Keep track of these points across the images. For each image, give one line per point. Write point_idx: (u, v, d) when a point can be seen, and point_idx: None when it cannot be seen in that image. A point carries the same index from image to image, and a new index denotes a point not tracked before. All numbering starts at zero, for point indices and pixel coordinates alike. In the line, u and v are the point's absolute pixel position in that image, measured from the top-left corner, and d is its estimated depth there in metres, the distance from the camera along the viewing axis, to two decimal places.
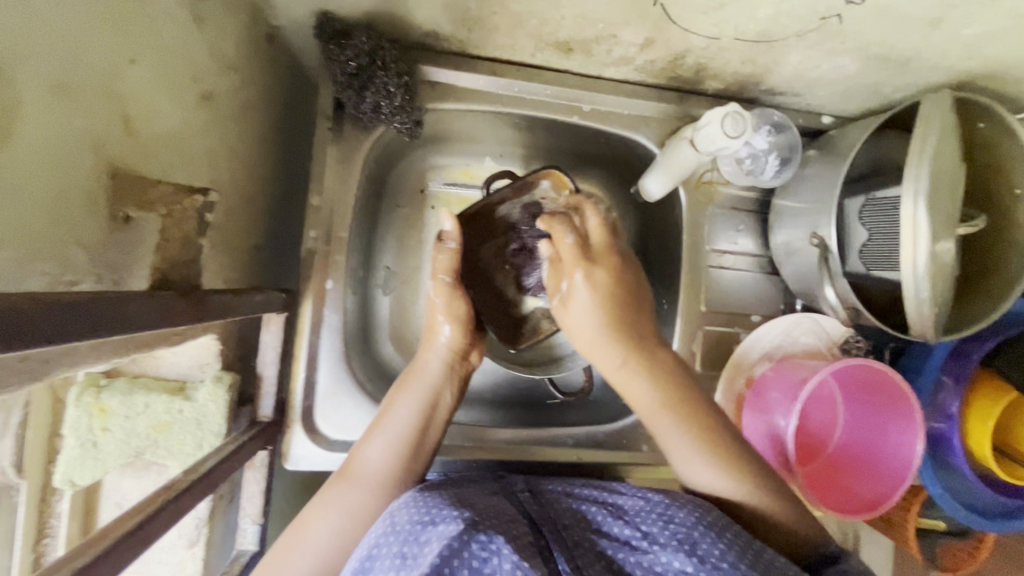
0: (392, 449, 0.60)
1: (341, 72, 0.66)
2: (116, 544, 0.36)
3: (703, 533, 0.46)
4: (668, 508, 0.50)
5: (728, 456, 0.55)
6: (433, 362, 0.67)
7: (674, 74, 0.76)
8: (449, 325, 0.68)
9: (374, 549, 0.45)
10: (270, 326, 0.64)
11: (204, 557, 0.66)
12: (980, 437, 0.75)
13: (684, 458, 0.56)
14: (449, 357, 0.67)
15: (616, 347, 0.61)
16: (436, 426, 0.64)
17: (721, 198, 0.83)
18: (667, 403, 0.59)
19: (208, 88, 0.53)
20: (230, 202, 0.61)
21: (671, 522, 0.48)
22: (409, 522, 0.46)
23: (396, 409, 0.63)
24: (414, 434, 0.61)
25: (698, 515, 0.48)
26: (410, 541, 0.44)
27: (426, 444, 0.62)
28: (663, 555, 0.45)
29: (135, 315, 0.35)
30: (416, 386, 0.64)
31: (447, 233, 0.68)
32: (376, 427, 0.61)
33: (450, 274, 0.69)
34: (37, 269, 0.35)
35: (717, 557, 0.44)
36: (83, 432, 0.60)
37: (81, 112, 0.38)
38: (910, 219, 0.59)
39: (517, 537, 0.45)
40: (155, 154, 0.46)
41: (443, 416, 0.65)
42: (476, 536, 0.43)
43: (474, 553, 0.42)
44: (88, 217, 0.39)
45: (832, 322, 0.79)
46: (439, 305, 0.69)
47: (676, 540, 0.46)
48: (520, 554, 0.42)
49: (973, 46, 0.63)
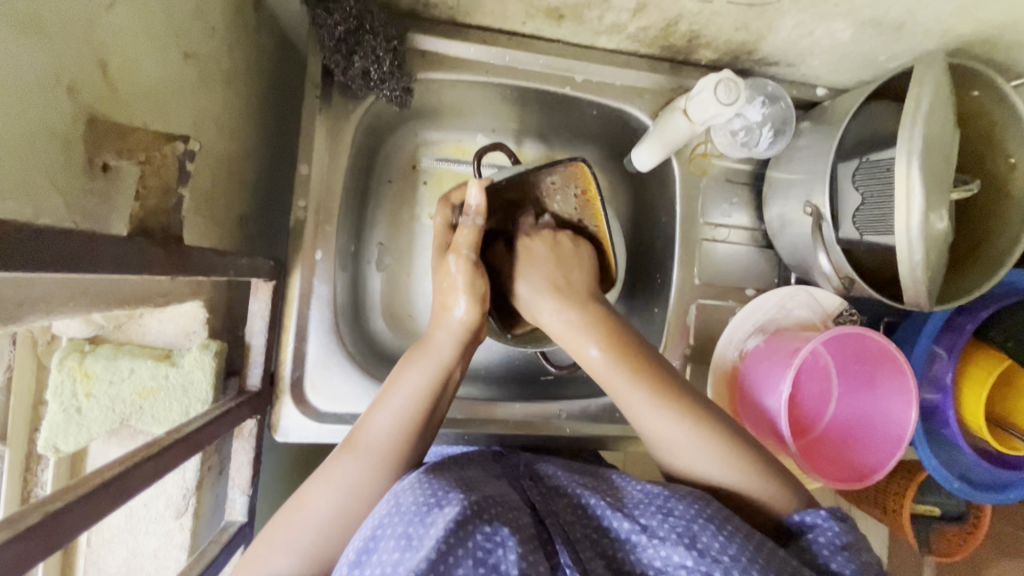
0: (402, 427, 0.56)
1: (328, 37, 0.65)
2: (94, 491, 0.36)
3: (704, 526, 0.46)
4: (668, 500, 0.49)
5: (704, 424, 0.56)
6: (446, 340, 0.62)
7: (666, 43, 0.75)
8: (465, 300, 0.63)
9: (377, 529, 0.44)
10: (258, 295, 0.63)
11: (192, 528, 0.66)
12: (975, 409, 0.75)
13: (652, 420, 0.56)
14: (462, 334, 0.62)
15: (552, 298, 0.63)
16: (443, 405, 0.61)
17: (715, 171, 0.82)
18: (620, 364, 0.58)
19: (190, 45, 0.52)
20: (214, 166, 0.60)
21: (670, 515, 0.47)
22: (415, 504, 0.45)
23: (402, 389, 0.58)
24: (425, 411, 0.58)
25: (697, 508, 0.47)
26: (415, 522, 0.43)
27: (432, 420, 0.59)
28: (663, 549, 0.45)
29: (106, 255, 0.33)
30: (423, 361, 0.60)
31: (475, 208, 0.63)
32: (383, 398, 0.58)
33: (475, 250, 0.64)
34: (11, 209, 0.35)
35: (718, 551, 0.44)
36: (67, 397, 0.59)
37: (54, 52, 0.37)
38: (904, 177, 0.58)
39: (522, 527, 0.45)
40: (135, 107, 0.45)
41: (449, 395, 0.62)
42: (481, 526, 0.43)
43: (480, 543, 0.42)
44: (63, 162, 0.38)
45: (826, 293, 0.77)
46: (458, 282, 0.63)
47: (676, 534, 0.45)
48: (524, 547, 0.43)
49: (966, 9, 0.63)
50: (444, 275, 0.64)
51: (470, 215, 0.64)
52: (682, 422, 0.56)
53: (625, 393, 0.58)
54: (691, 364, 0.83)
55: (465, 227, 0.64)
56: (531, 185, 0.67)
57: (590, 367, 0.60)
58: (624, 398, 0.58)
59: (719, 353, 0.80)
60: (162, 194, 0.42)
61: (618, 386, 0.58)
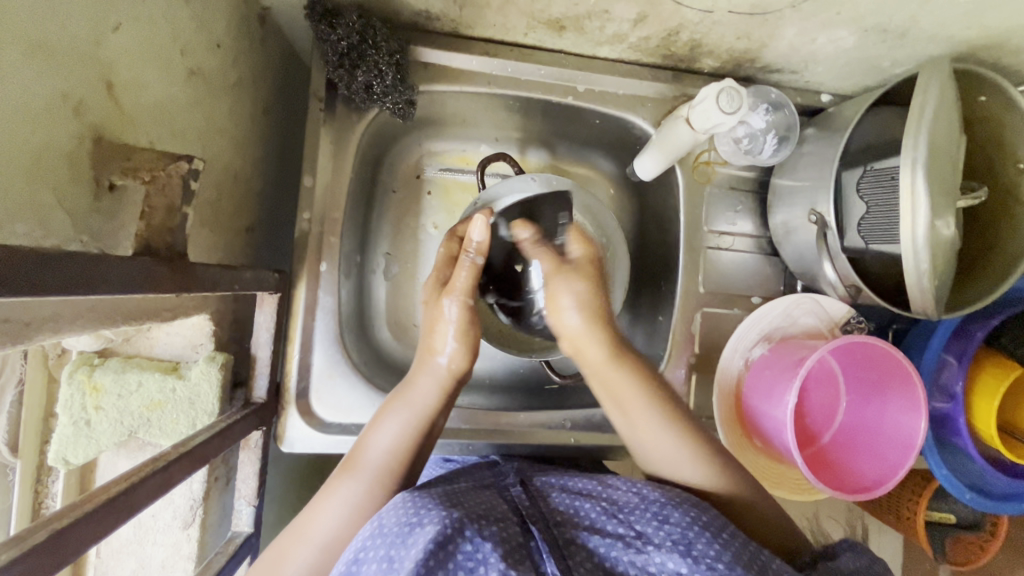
0: (385, 471, 0.57)
1: (331, 51, 0.65)
2: (101, 507, 0.36)
3: (699, 534, 0.46)
4: (663, 507, 0.49)
5: (682, 430, 0.61)
6: (429, 385, 0.62)
7: (668, 52, 0.75)
8: (453, 346, 0.64)
9: (360, 552, 0.44)
10: (263, 307, 0.64)
11: (200, 538, 0.66)
12: (985, 417, 0.73)
13: (649, 429, 0.61)
14: (446, 380, 0.63)
15: (598, 339, 0.64)
16: (425, 452, 0.61)
17: (719, 178, 0.82)
18: (630, 378, 0.63)
19: (195, 63, 0.53)
20: (220, 181, 0.61)
21: (666, 522, 0.48)
22: (397, 525, 0.45)
23: (382, 432, 0.59)
24: (409, 454, 0.59)
25: (692, 516, 0.48)
26: (397, 544, 0.43)
27: (414, 470, 0.59)
28: (657, 556, 0.45)
29: (115, 276, 0.34)
30: (407, 408, 0.61)
31: (478, 245, 0.65)
32: (372, 430, 0.60)
33: (470, 295, 0.65)
34: (19, 229, 0.35)
35: (712, 558, 0.44)
36: (76, 410, 0.60)
37: (60, 77, 0.37)
38: (909, 189, 0.57)
39: (507, 540, 0.45)
40: (140, 126, 0.46)
41: (432, 444, 0.62)
42: (462, 544, 0.43)
43: (461, 562, 0.41)
44: (71, 183, 0.39)
45: (833, 302, 0.77)
46: (451, 324, 0.64)
47: (671, 541, 0.46)
48: (507, 561, 0.42)
49: (971, 14, 0.62)
50: (433, 318, 0.65)
51: (470, 252, 0.66)
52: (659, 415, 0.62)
53: (625, 401, 0.63)
54: (696, 372, 0.82)
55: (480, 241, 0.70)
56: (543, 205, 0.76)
57: (594, 373, 0.65)
58: (622, 399, 0.63)
59: (724, 364, 0.79)
60: (167, 213, 0.42)
61: (622, 394, 0.63)
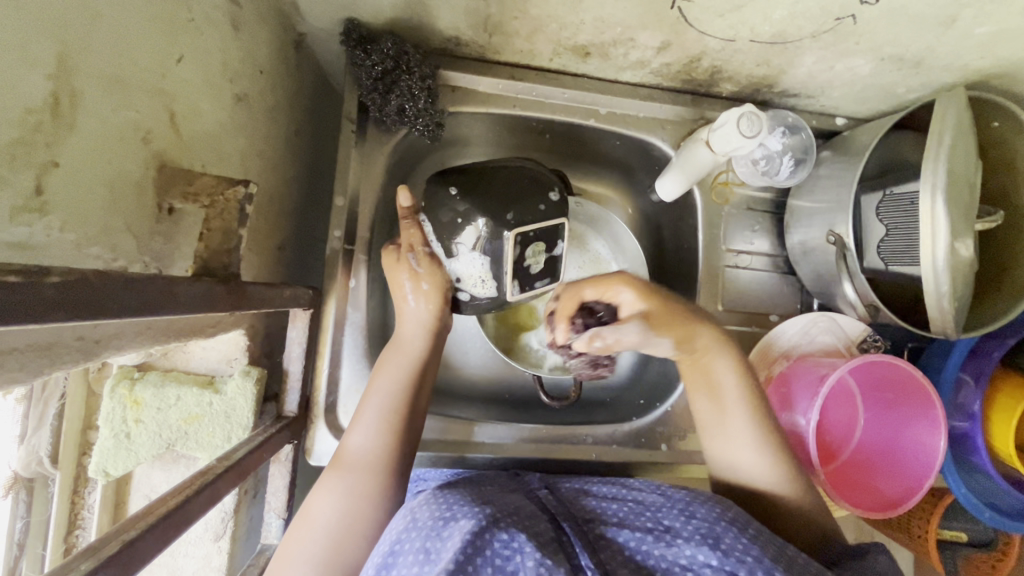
0: (381, 430, 0.61)
1: (366, 76, 0.68)
2: (162, 519, 0.38)
3: (726, 528, 0.46)
4: (689, 505, 0.50)
5: (770, 441, 0.60)
6: (416, 340, 0.67)
7: (689, 77, 0.77)
8: (424, 301, 0.67)
9: (399, 543, 0.45)
10: (297, 323, 0.65)
11: (230, 551, 0.67)
12: (1003, 436, 0.75)
13: (736, 435, 0.61)
14: (428, 331, 0.67)
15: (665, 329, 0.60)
16: (416, 418, 0.64)
17: (736, 200, 0.84)
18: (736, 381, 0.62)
19: (241, 89, 0.56)
20: (259, 201, 0.63)
21: (693, 517, 0.48)
22: (432, 518, 0.46)
23: (371, 404, 0.62)
24: (398, 410, 0.62)
25: (718, 511, 0.49)
26: (433, 536, 0.45)
27: (408, 438, 0.63)
28: (687, 549, 0.45)
29: (184, 297, 0.36)
30: (398, 365, 0.65)
31: (406, 209, 0.66)
32: (359, 414, 0.62)
33: (429, 244, 0.66)
34: (92, 252, 0.37)
35: (741, 550, 0.44)
36: (117, 423, 0.62)
37: (133, 107, 0.40)
38: (930, 214, 0.59)
39: (538, 534, 0.46)
40: (196, 151, 0.48)
41: (424, 399, 0.66)
42: (497, 535, 0.44)
43: (497, 551, 0.42)
44: (137, 208, 0.41)
45: (850, 321, 0.78)
46: (421, 274, 0.66)
47: (700, 535, 0.46)
48: (542, 551, 0.43)
49: (986, 45, 0.64)
50: (403, 272, 0.67)
51: (407, 214, 0.67)
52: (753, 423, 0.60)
53: (721, 401, 0.62)
54: None
55: (406, 225, 0.67)
56: (541, 206, 0.65)
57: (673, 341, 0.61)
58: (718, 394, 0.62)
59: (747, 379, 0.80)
60: (224, 236, 0.45)
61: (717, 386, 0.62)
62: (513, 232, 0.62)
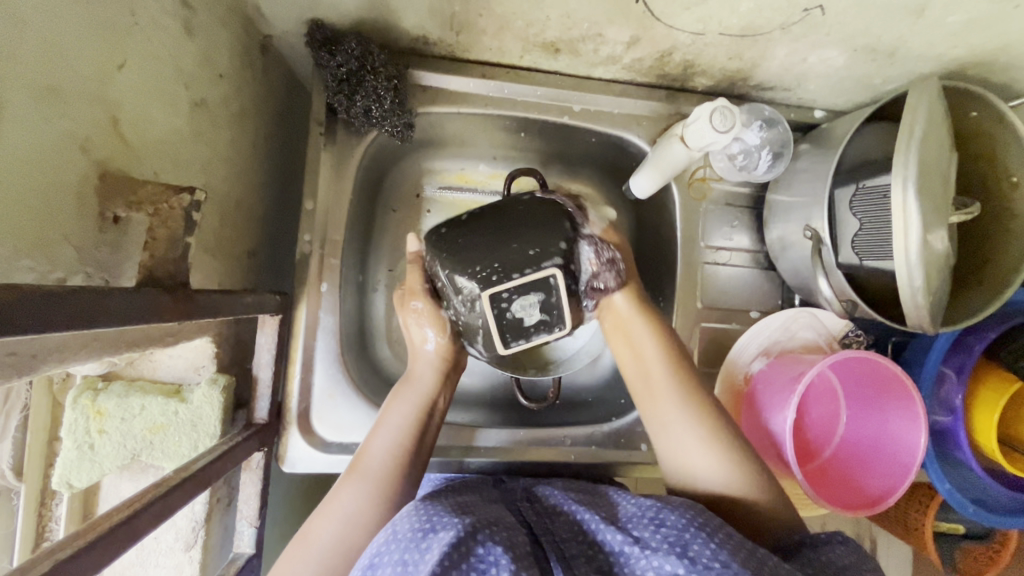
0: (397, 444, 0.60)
1: (331, 77, 0.66)
2: (103, 536, 0.37)
3: (695, 534, 0.45)
4: (660, 512, 0.48)
5: (711, 430, 0.58)
6: (426, 371, 0.67)
7: (662, 71, 0.76)
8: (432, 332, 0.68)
9: (376, 557, 0.45)
10: (264, 329, 0.64)
11: (202, 559, 0.67)
12: (986, 429, 0.74)
13: (677, 429, 0.58)
14: (439, 364, 0.67)
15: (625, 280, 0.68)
16: (427, 439, 0.64)
17: (714, 195, 0.83)
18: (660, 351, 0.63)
19: (198, 94, 0.55)
20: (223, 206, 0.62)
21: (663, 525, 0.47)
22: (410, 530, 0.46)
23: (392, 416, 0.63)
24: (414, 435, 0.62)
25: (689, 516, 0.47)
26: (410, 548, 0.44)
27: (420, 453, 0.62)
28: (654, 560, 0.44)
29: (120, 309, 0.35)
30: (410, 394, 0.65)
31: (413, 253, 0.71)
32: (378, 425, 0.62)
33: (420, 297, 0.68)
34: (25, 265, 0.36)
35: (708, 557, 0.43)
36: (80, 434, 0.61)
37: (68, 116, 0.39)
38: (902, 207, 0.58)
39: (516, 546, 0.45)
40: (146, 158, 0.47)
41: (435, 423, 0.65)
42: (474, 547, 0.43)
43: (475, 564, 0.41)
44: (76, 217, 0.40)
45: (830, 316, 0.77)
46: (426, 315, 0.68)
47: (668, 544, 0.44)
48: (518, 563, 0.42)
49: (959, 34, 0.63)
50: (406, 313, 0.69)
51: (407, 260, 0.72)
52: (687, 410, 0.59)
53: (647, 391, 0.62)
54: None
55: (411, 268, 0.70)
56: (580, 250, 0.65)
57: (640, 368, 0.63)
58: (655, 395, 0.61)
59: (728, 372, 0.79)
60: (170, 244, 0.44)
61: (652, 387, 0.62)
62: (484, 293, 0.62)
